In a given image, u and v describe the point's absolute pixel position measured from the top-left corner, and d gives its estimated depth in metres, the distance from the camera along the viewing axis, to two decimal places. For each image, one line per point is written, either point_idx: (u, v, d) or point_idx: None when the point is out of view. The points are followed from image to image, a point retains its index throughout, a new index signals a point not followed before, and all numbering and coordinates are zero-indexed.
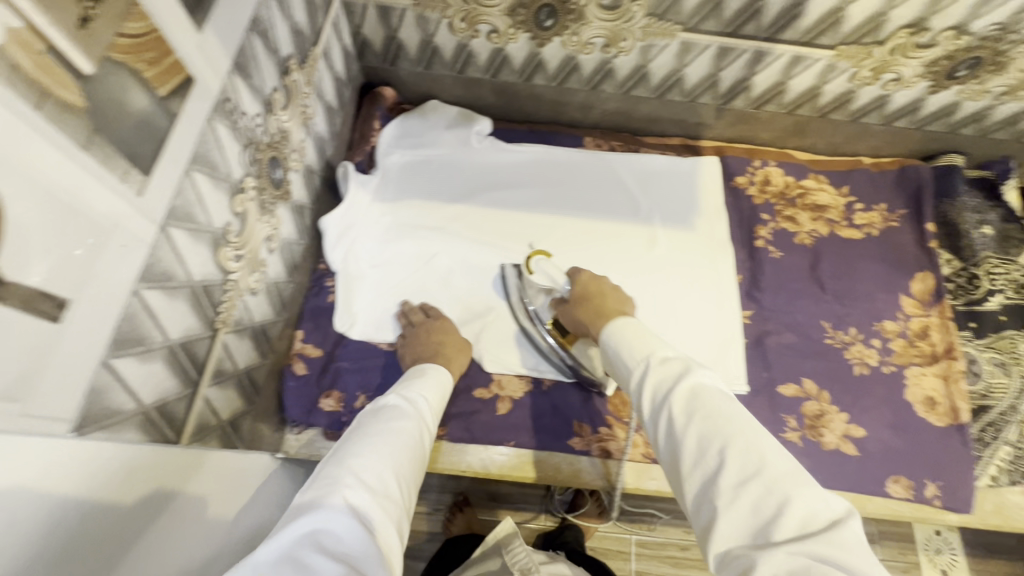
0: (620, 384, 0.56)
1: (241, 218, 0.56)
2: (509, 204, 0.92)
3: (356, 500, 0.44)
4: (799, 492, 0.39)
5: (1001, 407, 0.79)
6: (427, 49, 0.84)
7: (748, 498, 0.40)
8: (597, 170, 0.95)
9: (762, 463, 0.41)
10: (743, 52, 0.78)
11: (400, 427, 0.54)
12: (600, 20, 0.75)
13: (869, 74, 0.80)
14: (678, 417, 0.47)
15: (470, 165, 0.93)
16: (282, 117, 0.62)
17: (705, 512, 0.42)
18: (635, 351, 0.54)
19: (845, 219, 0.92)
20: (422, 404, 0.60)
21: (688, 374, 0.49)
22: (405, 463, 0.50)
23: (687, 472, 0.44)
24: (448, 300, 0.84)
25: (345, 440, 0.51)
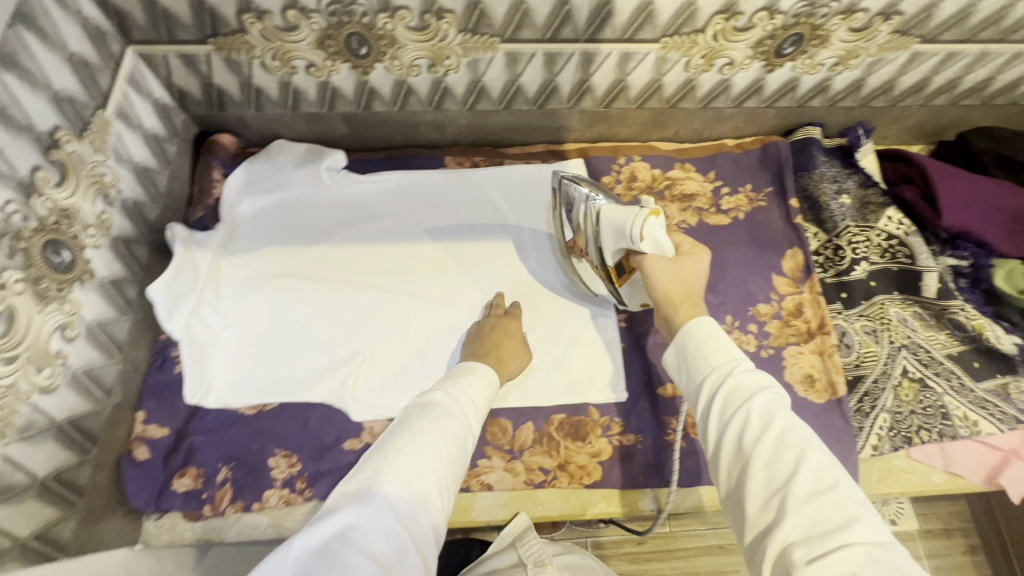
0: (682, 383, 0.55)
1: (6, 317, 0.53)
2: (371, 238, 0.88)
3: (400, 499, 0.47)
4: (864, 513, 0.42)
5: (875, 375, 0.80)
6: (250, 91, 0.79)
7: (815, 507, 0.42)
8: (461, 188, 0.91)
9: (835, 480, 0.44)
10: (570, 55, 0.76)
11: (446, 427, 0.54)
12: (414, 41, 0.72)
13: (702, 61, 0.79)
14: (754, 427, 0.48)
15: (325, 202, 0.88)
16: (57, 195, 0.58)
17: (768, 515, 0.44)
18: (716, 353, 0.53)
19: (713, 206, 0.91)
20: (473, 401, 0.59)
21: (770, 389, 0.50)
22: (451, 462, 0.52)
23: (754, 481, 0.46)
24: (311, 349, 0.80)
25: (391, 437, 0.52)
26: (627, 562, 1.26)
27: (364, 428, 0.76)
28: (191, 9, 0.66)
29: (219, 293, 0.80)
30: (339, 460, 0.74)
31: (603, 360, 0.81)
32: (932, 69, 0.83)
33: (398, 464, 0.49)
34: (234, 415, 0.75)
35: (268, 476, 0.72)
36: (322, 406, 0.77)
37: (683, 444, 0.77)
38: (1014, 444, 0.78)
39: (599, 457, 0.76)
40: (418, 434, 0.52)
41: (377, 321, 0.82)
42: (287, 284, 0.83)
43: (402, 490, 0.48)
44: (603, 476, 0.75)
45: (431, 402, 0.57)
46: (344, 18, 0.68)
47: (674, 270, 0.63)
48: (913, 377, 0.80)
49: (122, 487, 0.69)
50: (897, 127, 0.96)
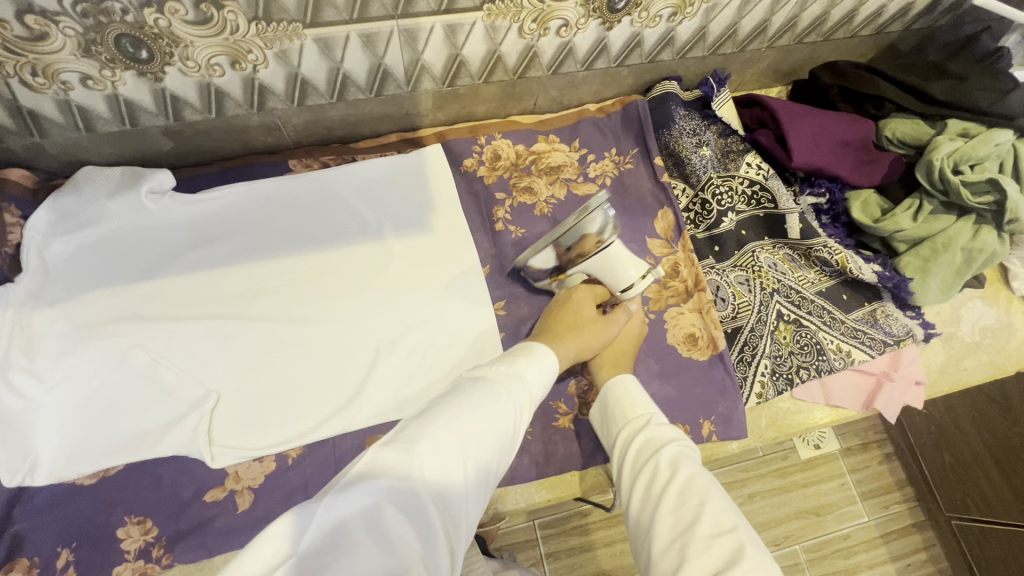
0: (611, 436, 0.64)
1: None
2: (213, 262, 0.78)
3: (439, 477, 0.41)
4: (763, 560, 0.43)
5: (751, 324, 0.80)
6: (24, 115, 0.68)
7: (717, 546, 0.44)
8: (311, 193, 0.83)
9: (735, 524, 0.46)
10: (389, 33, 0.69)
11: (499, 411, 0.48)
12: (200, 37, 0.63)
13: (535, 25, 0.74)
14: (664, 469, 0.53)
15: (154, 231, 0.78)
16: None
17: (672, 560, 0.45)
18: (632, 408, 0.63)
19: (581, 175, 0.88)
20: (530, 383, 0.55)
21: (678, 441, 0.56)
22: (491, 446, 0.46)
23: (661, 528, 0.48)
24: (156, 400, 0.70)
25: (438, 410, 0.46)
26: (571, 537, 1.26)
27: (227, 474, 0.68)
28: None
29: (34, 357, 0.69)
30: (201, 514, 0.66)
31: (478, 356, 0.76)
32: (768, 9, 0.82)
33: (447, 436, 0.43)
34: (70, 488, 0.66)
35: (117, 549, 0.64)
36: (174, 459, 0.68)
37: (573, 427, 0.75)
38: (883, 367, 0.82)
39: None
40: (472, 410, 0.47)
41: (230, 353, 0.74)
42: (116, 331, 0.72)
43: (444, 470, 0.42)
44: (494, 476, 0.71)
45: (487, 380, 0.52)
46: (102, 19, 0.58)
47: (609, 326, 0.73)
48: (788, 319, 0.81)
49: None
50: (752, 71, 0.96)
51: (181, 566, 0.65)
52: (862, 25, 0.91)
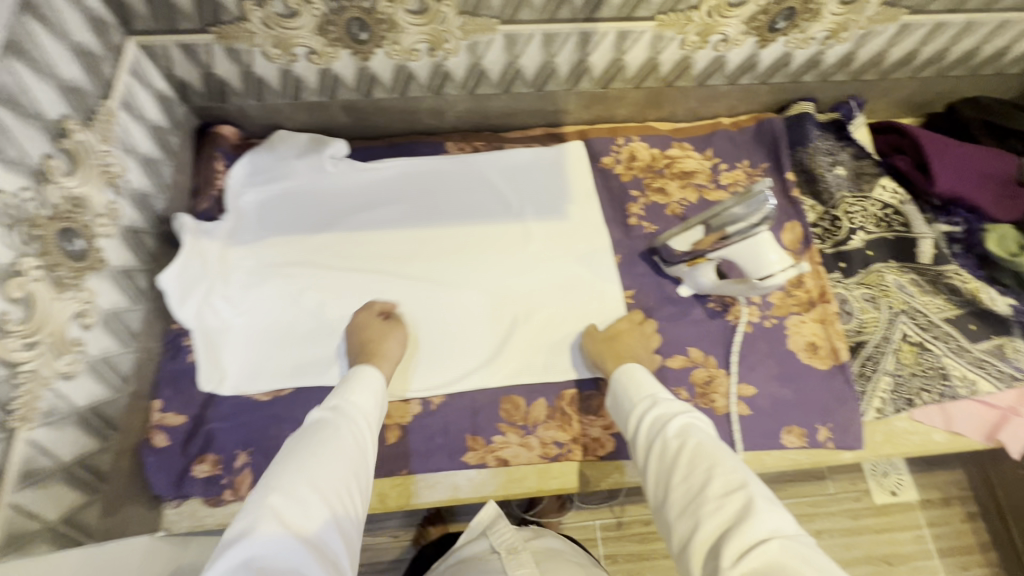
0: (621, 421, 0.65)
1: (25, 303, 0.51)
2: (375, 225, 0.87)
3: (298, 520, 0.46)
4: (775, 511, 0.48)
5: (876, 340, 0.82)
6: (252, 80, 0.80)
7: (727, 503, 0.49)
8: (463, 174, 0.92)
9: (744, 481, 0.50)
10: (568, 35, 0.77)
11: (336, 445, 0.53)
12: (414, 25, 0.73)
13: (697, 38, 0.80)
14: (673, 441, 0.56)
15: (329, 191, 0.89)
16: (68, 183, 0.57)
17: (689, 520, 0.50)
18: (639, 391, 0.64)
19: (712, 182, 0.93)
20: (361, 405, 0.60)
21: (686, 414, 0.58)
22: (354, 477, 0.52)
23: (677, 493, 0.52)
24: (322, 336, 0.80)
25: (283, 459, 0.51)
26: (630, 542, 1.28)
27: None
28: None
29: (229, 284, 0.80)
30: None
31: None
32: (920, 40, 0.85)
33: (292, 485, 0.48)
34: (249, 402, 0.74)
35: None
36: (336, 390, 0.77)
37: None
38: (1011, 401, 0.80)
39: (612, 429, 0.77)
40: (321, 454, 0.51)
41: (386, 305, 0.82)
42: (293, 272, 0.82)
43: (298, 513, 0.46)
44: (616, 448, 0.76)
45: (328, 419, 0.56)
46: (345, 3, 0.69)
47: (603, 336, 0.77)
48: (913, 340, 0.81)
49: (144, 473, 0.68)
50: (888, 100, 0.98)
51: None
52: (1010, 64, 0.92)
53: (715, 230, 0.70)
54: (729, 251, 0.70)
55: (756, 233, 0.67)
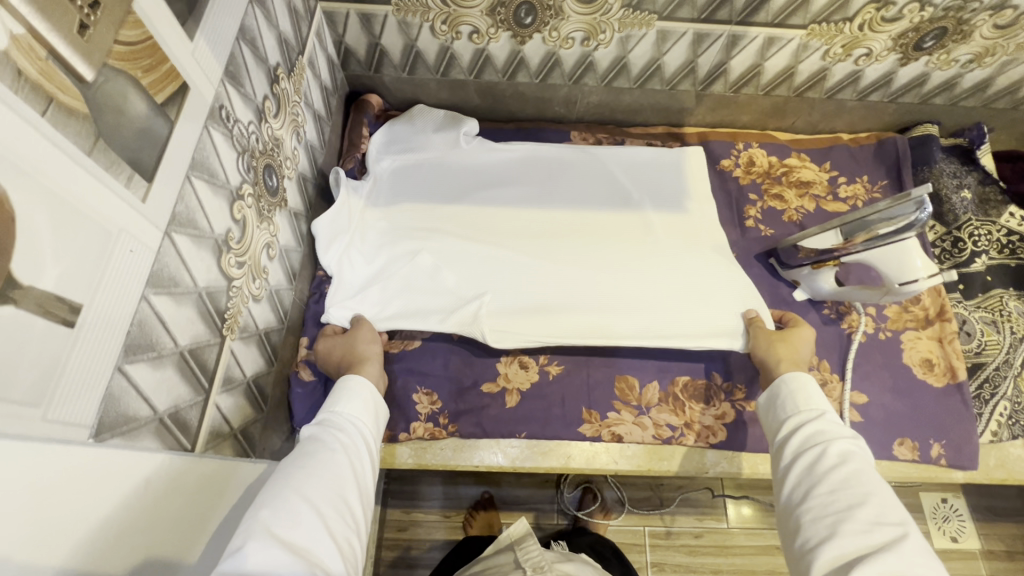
0: (774, 424, 0.66)
1: (240, 225, 0.56)
2: (497, 203, 0.90)
3: (293, 529, 0.45)
4: (930, 556, 0.48)
5: (995, 363, 0.82)
6: (411, 54, 0.85)
7: (873, 529, 0.50)
8: (587, 164, 0.94)
9: (903, 520, 0.51)
10: (718, 37, 0.80)
11: (327, 458, 0.53)
12: (578, 13, 0.77)
13: (841, 50, 0.82)
14: (830, 458, 0.57)
15: (458, 166, 0.92)
16: (273, 124, 0.63)
17: (826, 531, 0.52)
18: (806, 402, 0.64)
19: (830, 194, 0.94)
20: (348, 423, 0.60)
21: (852, 440, 0.59)
22: (344, 486, 0.52)
23: (818, 503, 0.54)
24: (436, 297, 0.79)
25: (280, 474, 0.51)
26: (679, 552, 1.26)
27: (499, 373, 0.79)
28: None
29: (366, 241, 0.82)
30: (477, 401, 0.77)
31: None
32: None
33: (283, 494, 0.48)
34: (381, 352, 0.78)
35: (413, 410, 0.76)
36: (460, 350, 0.80)
37: None
38: None
39: (723, 419, 0.78)
40: (311, 467, 0.51)
41: None
42: (425, 237, 0.83)
43: (290, 522, 0.45)
44: (727, 438, 0.77)
45: (315, 435, 0.57)
46: None
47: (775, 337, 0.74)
48: None
49: (290, 404, 0.73)
50: (1011, 132, 0.99)
51: (459, 437, 0.76)
52: None
53: (852, 234, 0.71)
54: (869, 255, 0.72)
55: (903, 238, 0.68)
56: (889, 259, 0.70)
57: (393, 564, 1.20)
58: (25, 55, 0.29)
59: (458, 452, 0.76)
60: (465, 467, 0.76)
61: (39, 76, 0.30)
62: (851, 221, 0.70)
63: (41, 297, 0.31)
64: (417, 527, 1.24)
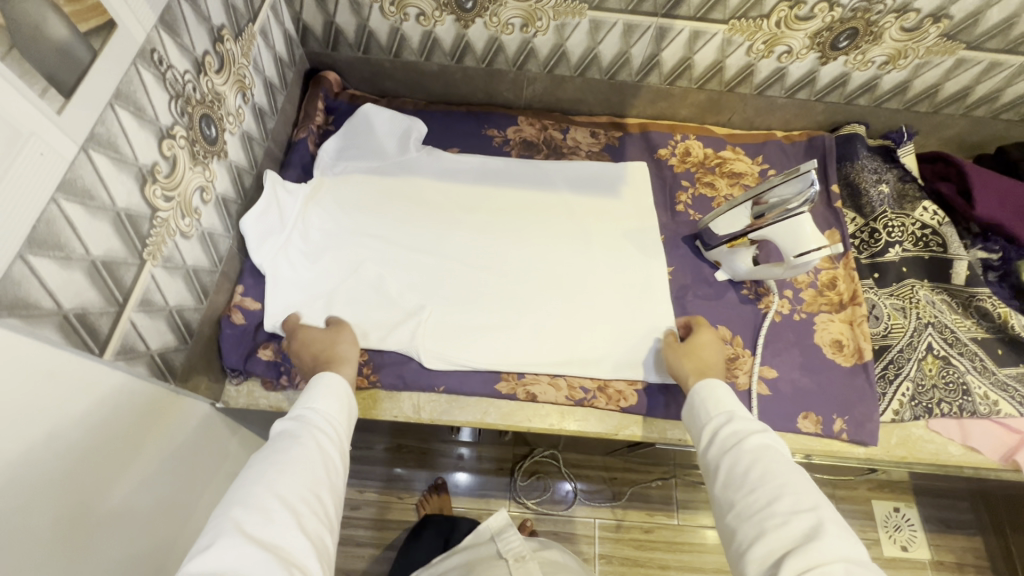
0: (694, 430, 0.70)
1: (170, 162, 0.61)
2: (432, 203, 0.94)
3: (264, 523, 0.51)
4: (844, 533, 0.52)
5: (900, 346, 0.85)
6: (363, 33, 0.91)
7: (796, 522, 0.53)
8: (530, 175, 0.99)
9: (815, 504, 0.54)
10: (646, 29, 0.86)
11: (298, 453, 0.58)
12: (514, 0, 0.83)
13: (763, 47, 0.88)
14: (747, 457, 0.60)
15: (404, 171, 0.96)
16: (215, 79, 0.69)
17: (755, 532, 0.55)
18: (714, 405, 0.68)
19: (759, 185, 0.99)
20: (321, 415, 0.64)
21: (763, 433, 0.63)
22: (316, 485, 0.57)
23: (743, 505, 0.57)
24: (379, 306, 0.84)
25: (252, 469, 0.56)
26: (627, 546, 1.26)
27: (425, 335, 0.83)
28: None
29: (305, 221, 0.87)
30: (400, 356, 0.81)
31: (641, 302, 0.88)
32: (974, 77, 0.91)
33: (254, 495, 0.53)
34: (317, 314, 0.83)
35: None
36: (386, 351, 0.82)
37: None
38: None
39: (637, 385, 0.82)
40: (280, 466, 0.56)
41: (448, 245, 0.91)
42: (369, 242, 0.88)
43: (258, 521, 0.51)
44: (637, 402, 0.81)
45: (289, 429, 0.62)
46: None
47: (685, 350, 0.78)
48: (937, 354, 0.85)
49: (220, 345, 0.77)
50: (937, 137, 1.04)
51: (381, 388, 0.80)
52: None
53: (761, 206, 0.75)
54: (771, 231, 0.76)
55: (795, 213, 0.72)
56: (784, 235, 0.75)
57: (341, 541, 1.23)
58: None
59: (381, 402, 0.80)
60: (387, 418, 0.80)
61: None
62: (762, 194, 0.74)
63: None
64: (371, 506, 1.26)
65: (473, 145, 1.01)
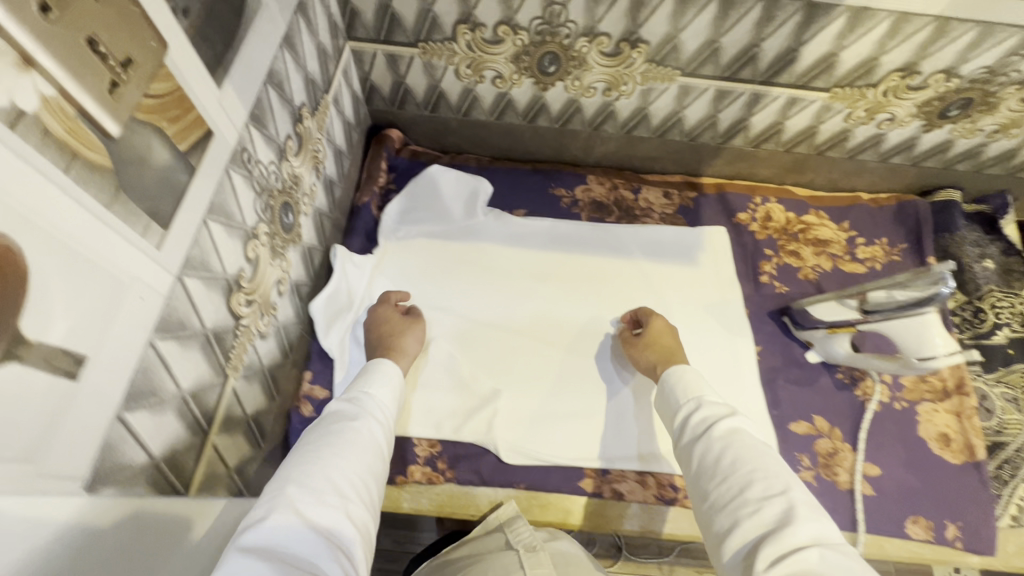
0: (667, 422, 0.61)
1: (253, 263, 0.56)
2: (501, 273, 0.89)
3: (316, 506, 0.44)
4: (821, 517, 0.44)
5: (1016, 443, 0.79)
6: (433, 93, 0.86)
7: (770, 508, 0.45)
8: (601, 242, 0.93)
9: (786, 487, 0.46)
10: (739, 95, 0.80)
11: (354, 436, 0.52)
12: (601, 65, 0.77)
13: (864, 114, 0.82)
14: (715, 446, 0.51)
15: (470, 237, 0.91)
16: (294, 163, 0.64)
17: (728, 523, 0.46)
18: (685, 392, 0.59)
19: (848, 254, 0.92)
20: (375, 400, 0.59)
21: (732, 415, 0.54)
22: (368, 472, 0.51)
23: (716, 493, 0.49)
24: (455, 390, 0.79)
25: (307, 446, 0.50)
26: None
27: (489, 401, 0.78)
28: (418, 15, 0.73)
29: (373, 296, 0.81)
30: (475, 448, 0.76)
31: (728, 386, 0.81)
32: None
33: (309, 472, 0.46)
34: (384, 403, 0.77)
35: (411, 453, 0.75)
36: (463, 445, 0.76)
37: (814, 484, 0.76)
38: None
39: None
40: (337, 445, 0.50)
41: (519, 319, 0.85)
42: (439, 317, 0.83)
43: (313, 501, 0.44)
44: None
45: (343, 410, 0.56)
46: (547, 38, 0.74)
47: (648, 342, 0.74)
48: None
49: (289, 442, 0.71)
50: None
51: (456, 483, 0.75)
52: None
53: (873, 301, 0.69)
54: (887, 324, 0.70)
55: (921, 313, 0.66)
56: (904, 334, 0.69)
57: None
58: (54, 115, 0.30)
59: (455, 499, 0.74)
60: (461, 516, 0.74)
61: (67, 134, 0.31)
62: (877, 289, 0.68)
63: (47, 352, 0.31)
64: None
65: (540, 206, 0.96)
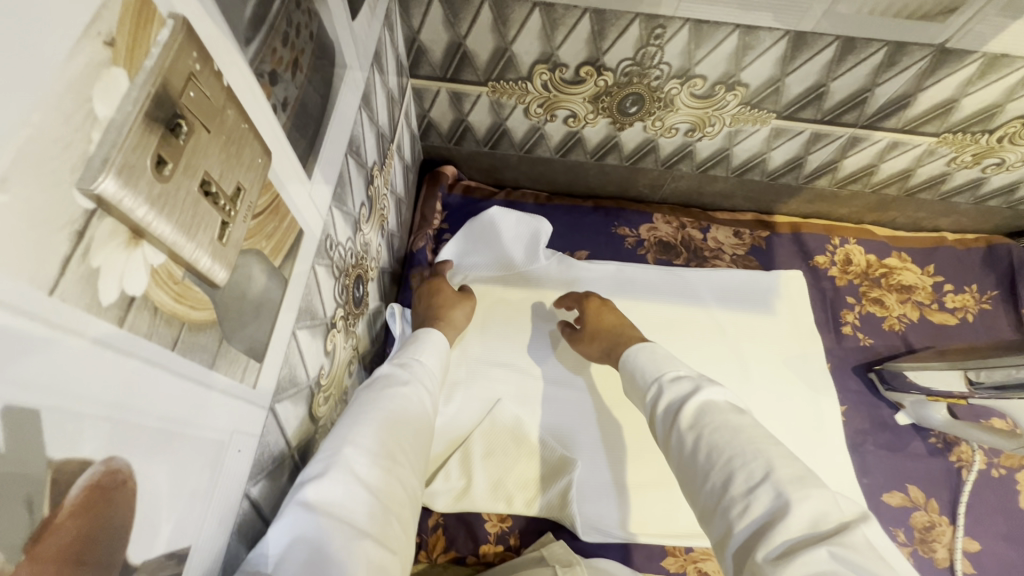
0: (638, 407, 0.53)
1: (331, 355, 0.50)
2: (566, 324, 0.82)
3: (369, 471, 0.39)
4: (809, 490, 0.36)
5: None
6: (496, 131, 0.79)
7: (760, 500, 0.37)
8: (671, 286, 0.85)
9: (769, 466, 0.38)
10: (837, 138, 0.73)
11: (405, 399, 0.47)
12: (689, 107, 0.70)
13: (970, 158, 0.75)
14: (687, 432, 0.44)
15: (532, 282, 0.84)
16: (366, 230, 0.57)
17: (722, 529, 0.38)
18: (646, 374, 0.52)
19: (935, 302, 0.86)
20: (426, 366, 0.53)
21: (698, 391, 0.46)
22: (417, 440, 0.46)
23: (704, 492, 0.41)
24: (520, 459, 0.72)
25: (359, 405, 0.45)
26: None
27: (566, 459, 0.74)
28: (493, 54, 0.65)
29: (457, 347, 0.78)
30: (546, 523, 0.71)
31: (817, 453, 0.75)
32: None
33: (361, 432, 0.41)
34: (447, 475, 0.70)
35: (480, 529, 0.70)
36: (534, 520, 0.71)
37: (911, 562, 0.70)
38: None
39: None
40: (389, 407, 0.45)
41: (588, 373, 0.79)
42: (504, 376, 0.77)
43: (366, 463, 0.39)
44: None
45: (393, 371, 0.50)
46: (635, 79, 0.66)
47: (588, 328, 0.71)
48: None
49: None
50: None
51: None
52: None
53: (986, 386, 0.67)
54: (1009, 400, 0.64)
55: None
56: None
57: None
58: (162, 285, 0.23)
59: None
60: None
61: (174, 301, 0.25)
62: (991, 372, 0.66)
63: (153, 566, 0.25)
64: None
65: (603, 248, 0.89)
